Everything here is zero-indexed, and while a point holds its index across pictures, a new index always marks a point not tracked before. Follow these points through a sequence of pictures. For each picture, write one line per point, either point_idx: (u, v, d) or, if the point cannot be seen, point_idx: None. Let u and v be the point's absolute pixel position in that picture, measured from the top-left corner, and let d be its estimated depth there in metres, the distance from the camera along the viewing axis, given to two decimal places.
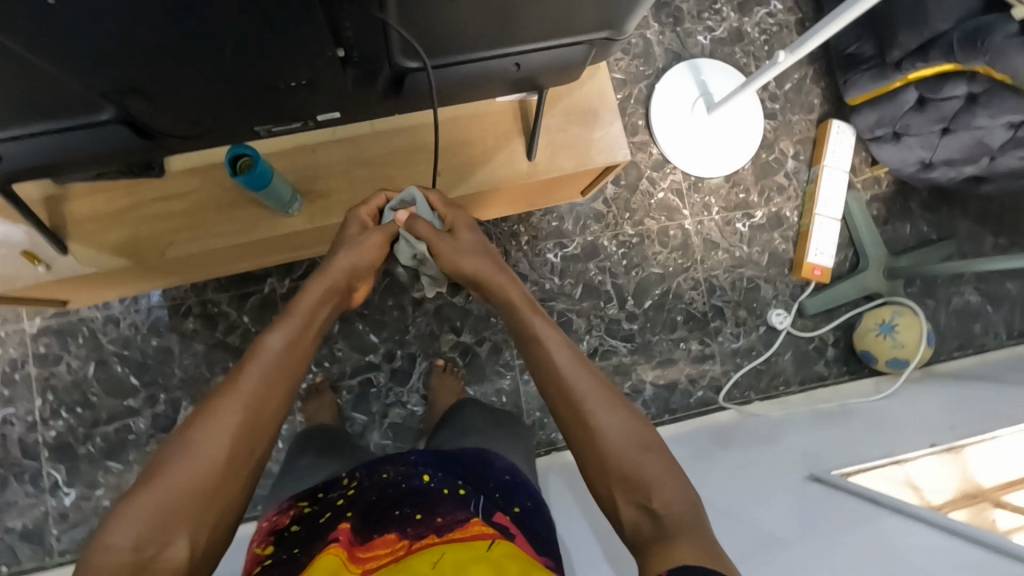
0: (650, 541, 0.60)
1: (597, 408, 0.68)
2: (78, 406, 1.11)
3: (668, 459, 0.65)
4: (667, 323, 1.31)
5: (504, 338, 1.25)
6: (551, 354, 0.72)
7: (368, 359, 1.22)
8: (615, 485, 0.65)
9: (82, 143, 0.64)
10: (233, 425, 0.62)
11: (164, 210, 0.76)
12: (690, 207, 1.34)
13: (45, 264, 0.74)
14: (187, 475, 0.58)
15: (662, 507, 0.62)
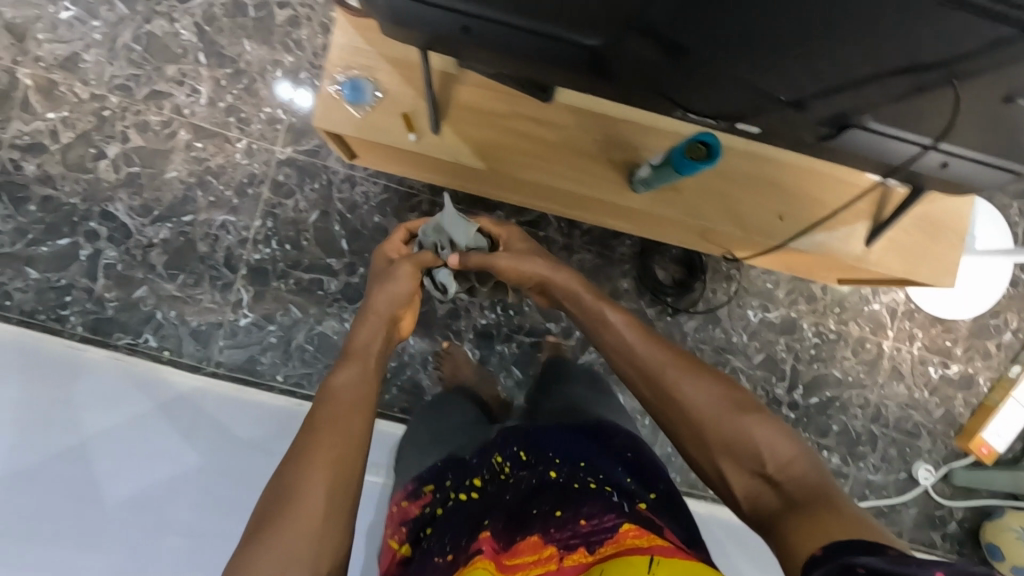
0: (786, 512, 0.58)
1: (686, 382, 0.68)
2: (287, 243, 1.14)
3: (763, 418, 0.65)
4: (821, 426, 1.29)
5: None
6: (631, 341, 0.73)
7: (547, 325, 1.21)
8: (722, 460, 0.65)
9: (533, 49, 0.62)
10: (327, 460, 0.60)
11: (530, 131, 0.75)
12: (896, 330, 1.30)
13: (415, 134, 0.73)
14: (293, 519, 0.57)
15: (778, 470, 0.62)
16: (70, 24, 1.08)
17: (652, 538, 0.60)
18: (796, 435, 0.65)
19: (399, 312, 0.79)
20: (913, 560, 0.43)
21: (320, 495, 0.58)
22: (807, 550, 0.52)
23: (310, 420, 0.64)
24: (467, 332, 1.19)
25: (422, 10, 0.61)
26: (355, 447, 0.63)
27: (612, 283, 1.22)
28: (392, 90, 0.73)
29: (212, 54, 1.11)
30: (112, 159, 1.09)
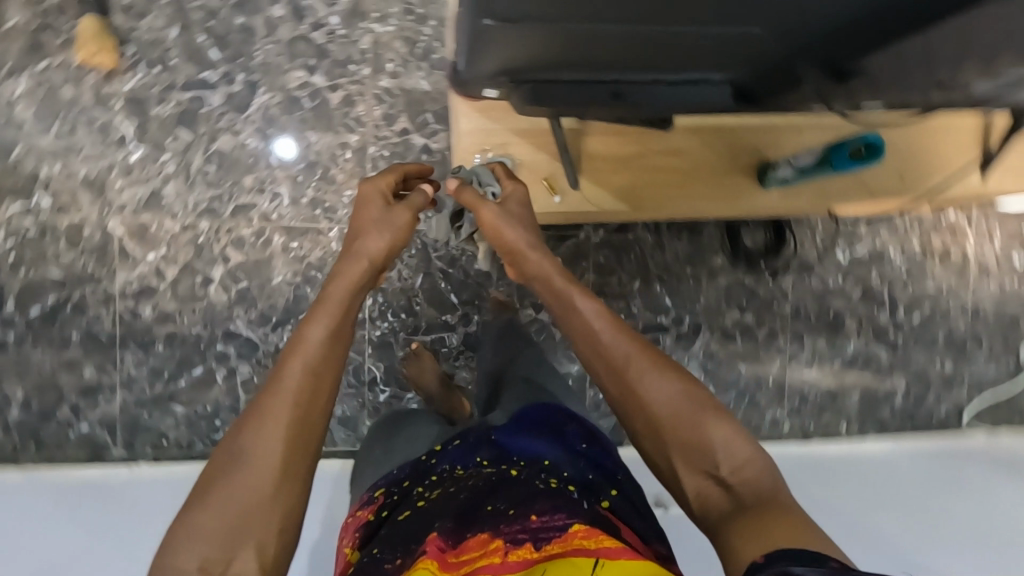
0: (732, 516, 0.58)
1: (650, 380, 0.65)
2: (402, 312, 1.17)
3: (726, 419, 0.63)
4: (928, 339, 1.35)
5: (779, 324, 1.30)
6: (593, 317, 0.68)
7: (658, 320, 1.26)
8: (677, 459, 0.63)
9: (667, 91, 0.65)
10: (286, 426, 0.61)
11: (661, 164, 0.79)
12: (975, 232, 1.35)
13: (558, 194, 0.78)
14: (247, 478, 0.58)
15: (730, 473, 0.61)
16: (143, 164, 1.10)
17: (602, 537, 0.59)
18: (756, 443, 0.63)
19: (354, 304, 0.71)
20: None
21: (278, 457, 0.60)
22: (749, 559, 0.52)
23: (272, 375, 0.64)
24: None
25: (555, 84, 0.63)
26: (316, 405, 0.63)
27: (707, 264, 1.26)
28: (526, 160, 0.78)
29: (282, 155, 1.12)
30: (219, 281, 1.12)
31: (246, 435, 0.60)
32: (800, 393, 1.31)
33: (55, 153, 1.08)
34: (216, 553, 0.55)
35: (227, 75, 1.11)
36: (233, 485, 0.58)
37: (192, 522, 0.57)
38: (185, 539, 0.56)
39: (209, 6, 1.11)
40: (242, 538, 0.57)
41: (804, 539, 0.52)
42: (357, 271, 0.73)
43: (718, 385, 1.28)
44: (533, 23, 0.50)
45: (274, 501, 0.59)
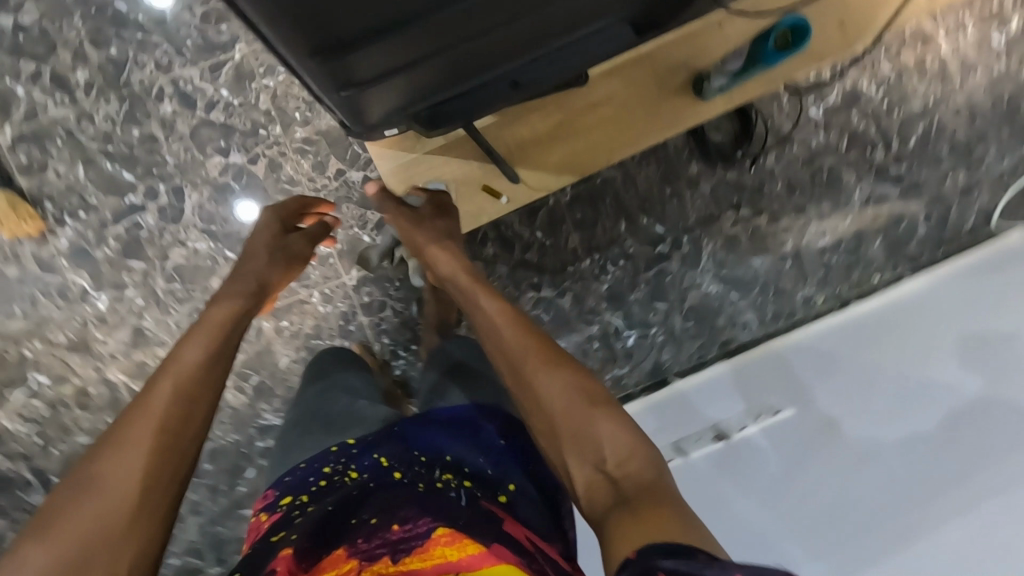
0: (613, 509, 0.55)
1: (549, 373, 0.65)
2: (412, 344, 1.16)
3: (612, 413, 0.62)
4: (933, 158, 1.28)
5: (778, 205, 1.24)
6: (498, 314, 0.70)
7: (658, 250, 1.22)
8: (567, 450, 0.62)
9: (557, 64, 0.65)
10: (148, 444, 0.62)
11: (592, 121, 0.75)
12: (944, 29, 1.25)
13: (505, 197, 0.80)
14: (100, 495, 0.59)
15: (615, 465, 0.59)
16: (113, 308, 1.09)
17: (464, 543, 0.60)
18: (645, 435, 0.61)
19: (238, 322, 0.78)
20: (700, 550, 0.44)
21: (135, 475, 0.61)
22: (624, 555, 0.48)
23: (141, 396, 0.66)
24: (601, 303, 1.21)
25: (444, 88, 0.63)
26: (185, 427, 0.65)
27: (684, 176, 1.21)
28: (458, 174, 0.77)
29: (235, 244, 1.10)
30: (233, 385, 1.13)
31: (105, 455, 0.61)
32: (824, 263, 1.26)
33: (31, 331, 1.08)
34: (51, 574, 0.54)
35: (150, 190, 1.08)
36: (86, 503, 0.58)
37: (35, 549, 0.55)
38: (28, 557, 0.55)
39: (103, 131, 1.07)
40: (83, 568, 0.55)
41: (669, 533, 0.49)
42: (240, 298, 0.80)
43: (740, 288, 1.24)
44: (368, 32, 0.53)
45: (132, 526, 0.59)
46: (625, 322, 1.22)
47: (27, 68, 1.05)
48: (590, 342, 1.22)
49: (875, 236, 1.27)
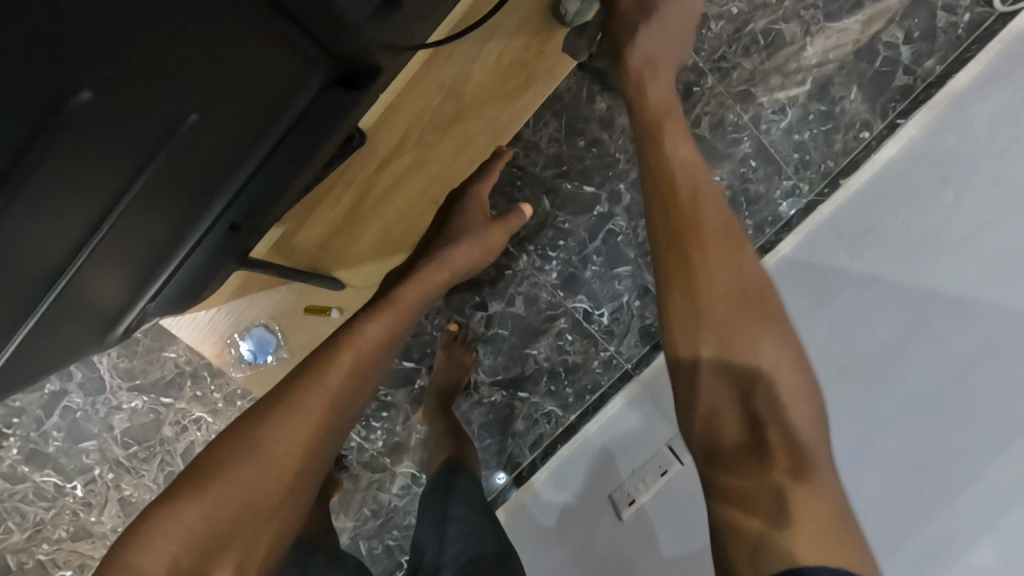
0: (743, 456, 0.59)
1: (737, 333, 0.60)
2: (383, 412, 1.09)
3: (789, 365, 0.60)
4: None
5: (717, 101, 1.02)
6: (710, 210, 0.64)
7: (597, 212, 1.04)
8: (709, 334, 0.61)
9: (157, 218, 0.47)
10: (307, 430, 0.59)
11: (392, 182, 0.74)
12: None
13: (336, 309, 0.81)
14: (255, 467, 0.56)
15: (771, 411, 0.58)
16: (90, 490, 1.07)
17: None
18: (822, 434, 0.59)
19: (424, 291, 0.67)
20: None
21: (291, 464, 0.58)
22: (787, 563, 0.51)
23: (321, 366, 0.60)
24: (557, 293, 1.06)
25: (95, 292, 0.48)
26: (342, 415, 0.62)
27: (592, 117, 1.00)
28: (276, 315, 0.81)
29: (168, 389, 1.05)
30: None
31: (267, 426, 0.58)
32: (795, 146, 1.04)
33: (31, 539, 1.08)
34: (186, 556, 0.53)
35: (64, 371, 1.03)
36: (239, 473, 0.56)
37: (176, 517, 0.54)
38: (163, 529, 0.54)
39: None
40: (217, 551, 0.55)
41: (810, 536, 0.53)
42: (419, 284, 0.67)
43: None
44: None
45: (272, 515, 0.58)
46: (592, 302, 1.07)
47: None
48: (562, 337, 1.09)
49: (848, 85, 1.02)
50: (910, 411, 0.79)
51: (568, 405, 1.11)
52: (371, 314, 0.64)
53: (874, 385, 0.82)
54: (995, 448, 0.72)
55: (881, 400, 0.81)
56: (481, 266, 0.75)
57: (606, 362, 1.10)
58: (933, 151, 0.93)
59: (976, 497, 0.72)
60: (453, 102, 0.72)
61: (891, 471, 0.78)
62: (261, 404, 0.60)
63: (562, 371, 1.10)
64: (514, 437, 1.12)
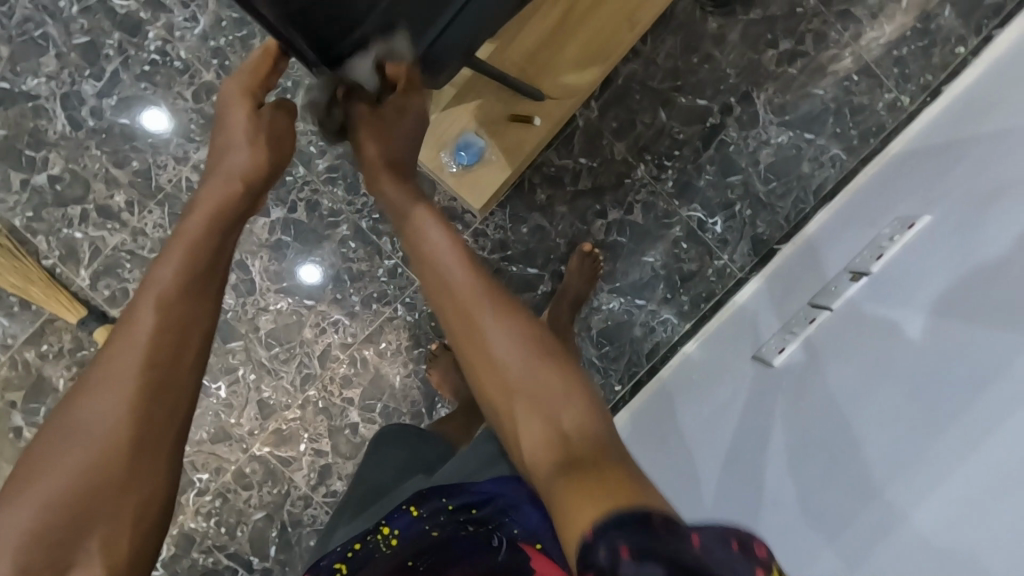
0: (573, 467, 0.43)
1: (568, 398, 0.48)
2: None
3: (556, 370, 0.49)
4: None
5: (820, 20, 1.10)
6: (543, 369, 0.49)
7: (709, 123, 1.12)
8: (520, 403, 0.48)
9: None
10: (132, 392, 0.44)
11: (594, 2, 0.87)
12: None
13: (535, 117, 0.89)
14: (70, 458, 0.42)
15: (575, 430, 0.46)
16: (232, 392, 1.13)
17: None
18: (597, 407, 0.48)
19: (206, 308, 0.49)
20: (671, 526, 0.35)
21: (121, 434, 0.43)
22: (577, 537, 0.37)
23: (121, 321, 0.47)
24: (673, 201, 1.13)
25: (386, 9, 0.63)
26: (177, 408, 0.46)
27: (704, 36, 1.10)
28: (473, 124, 0.89)
29: (312, 292, 1.13)
30: (363, 419, 1.16)
31: (65, 408, 0.44)
32: (895, 60, 1.11)
33: None
34: (34, 556, 0.40)
35: None
36: (61, 456, 0.42)
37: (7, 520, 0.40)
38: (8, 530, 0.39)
39: (159, 239, 1.11)
40: (85, 540, 0.41)
41: (578, 517, 0.38)
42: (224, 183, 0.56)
43: (814, 126, 1.12)
44: None
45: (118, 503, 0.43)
46: (706, 211, 1.14)
47: (74, 212, 1.10)
48: (678, 244, 1.14)
49: (942, 4, 1.10)
50: (866, 364, 0.77)
51: (684, 313, 1.15)
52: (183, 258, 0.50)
53: (852, 349, 0.81)
54: (963, 447, 0.61)
55: (855, 362, 0.79)
56: (272, 184, 0.61)
57: (721, 270, 1.14)
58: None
59: (936, 492, 0.61)
60: None
61: (852, 483, 0.70)
62: (71, 392, 0.45)
63: (679, 278, 1.15)
64: (632, 345, 1.15)
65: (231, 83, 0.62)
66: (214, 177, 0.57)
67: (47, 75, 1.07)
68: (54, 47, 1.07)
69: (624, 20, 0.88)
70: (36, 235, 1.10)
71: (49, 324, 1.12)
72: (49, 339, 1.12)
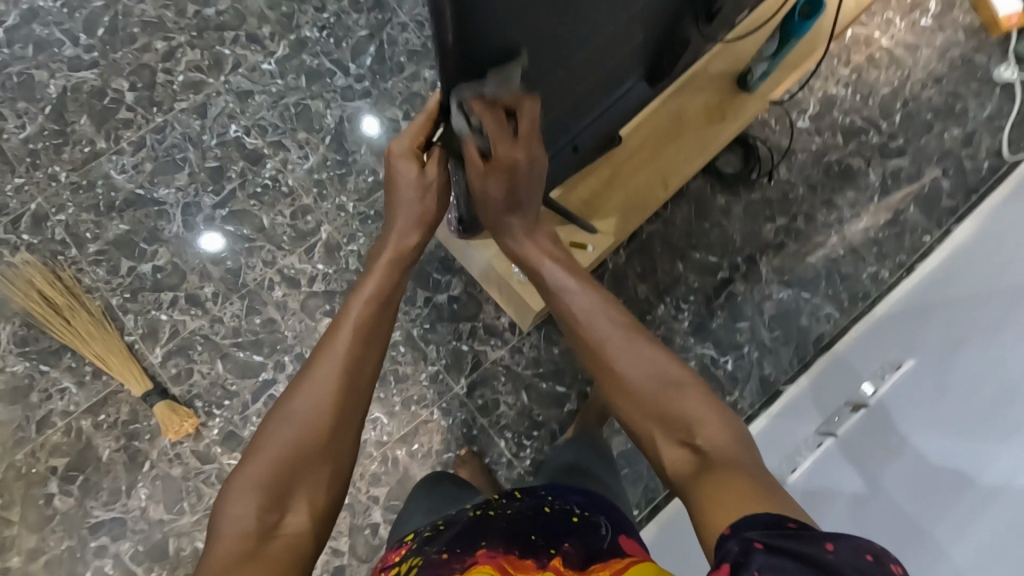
0: (699, 469, 0.60)
1: (703, 424, 0.63)
2: (533, 431, 1.23)
3: (696, 399, 0.65)
4: (923, 125, 1.39)
5: (809, 205, 1.36)
6: (685, 406, 0.65)
7: (719, 276, 1.31)
8: (668, 435, 0.65)
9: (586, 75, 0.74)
10: (330, 389, 0.67)
11: (640, 158, 1.01)
12: (879, 28, 1.41)
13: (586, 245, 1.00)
14: (293, 425, 0.64)
15: (705, 441, 0.62)
16: None
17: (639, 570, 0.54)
18: (731, 423, 0.63)
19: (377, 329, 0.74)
20: (804, 531, 0.44)
21: (325, 412, 0.66)
22: (718, 533, 0.50)
23: (325, 342, 0.71)
24: (688, 338, 1.28)
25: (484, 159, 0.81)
26: (360, 389, 0.69)
27: (715, 208, 1.34)
28: None
29: None
30: (384, 520, 1.18)
31: (290, 394, 0.67)
32: (872, 241, 1.34)
33: (200, 521, 1.18)
34: (265, 502, 0.59)
35: (278, 362, 1.24)
36: (278, 430, 0.64)
37: (248, 476, 0.61)
38: (243, 482, 0.60)
39: (232, 327, 1.25)
40: (302, 476, 0.62)
41: (731, 512, 0.51)
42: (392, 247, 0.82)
43: (809, 286, 1.31)
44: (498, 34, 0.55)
45: (322, 461, 0.64)
46: (718, 350, 1.28)
47: (165, 297, 1.26)
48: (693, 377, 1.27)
49: (906, 202, 1.36)
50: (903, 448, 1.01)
51: None
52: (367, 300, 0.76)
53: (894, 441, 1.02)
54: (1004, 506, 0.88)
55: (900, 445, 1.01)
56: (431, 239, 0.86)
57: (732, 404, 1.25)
58: (987, 230, 1.21)
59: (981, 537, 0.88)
60: (702, 113, 1.01)
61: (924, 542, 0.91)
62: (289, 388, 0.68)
63: None
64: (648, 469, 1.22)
65: (396, 143, 0.81)
66: (393, 236, 0.83)
67: (177, 187, 1.30)
68: (188, 166, 1.31)
69: (663, 174, 1.01)
70: (127, 314, 1.25)
71: (111, 395, 1.21)
72: (108, 409, 1.20)
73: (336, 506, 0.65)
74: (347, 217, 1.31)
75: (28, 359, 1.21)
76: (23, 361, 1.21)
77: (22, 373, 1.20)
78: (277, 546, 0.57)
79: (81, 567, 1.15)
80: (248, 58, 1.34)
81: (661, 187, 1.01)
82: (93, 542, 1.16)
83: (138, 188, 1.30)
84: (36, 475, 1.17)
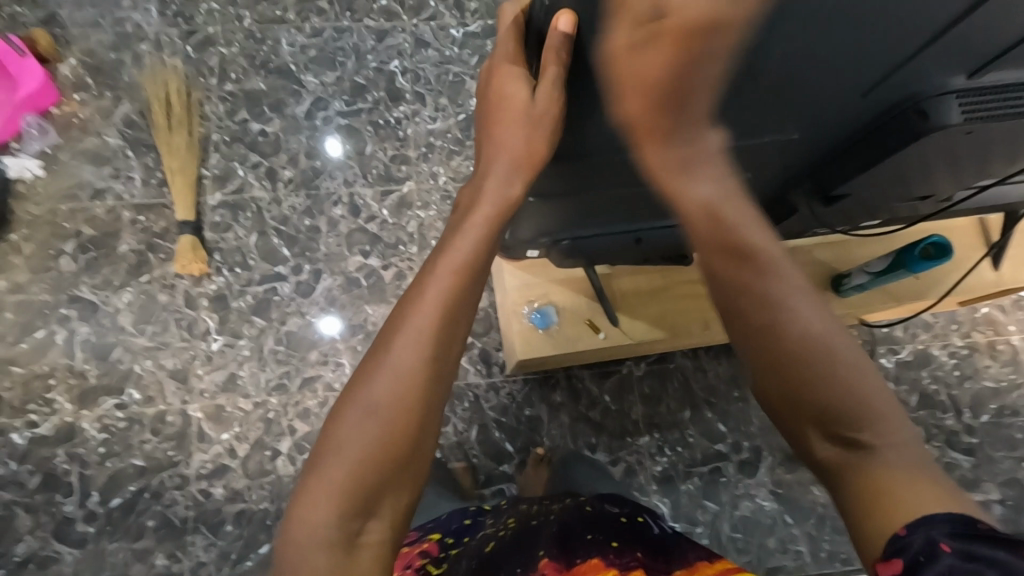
0: (850, 461, 0.53)
1: (871, 413, 0.55)
2: (459, 467, 1.19)
3: (855, 366, 0.57)
4: (1006, 440, 1.26)
5: None
6: (850, 377, 0.56)
7: (717, 447, 1.22)
8: (821, 430, 0.56)
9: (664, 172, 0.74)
10: (405, 375, 0.61)
11: (693, 290, 1.00)
12: (1016, 324, 1.30)
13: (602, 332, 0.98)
14: (361, 424, 0.59)
15: (871, 434, 0.54)
16: (222, 351, 1.24)
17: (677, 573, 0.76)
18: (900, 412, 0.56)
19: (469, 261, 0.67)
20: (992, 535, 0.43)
21: (394, 390, 0.60)
22: (889, 532, 0.47)
23: (395, 323, 0.63)
24: (650, 483, 1.20)
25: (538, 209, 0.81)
26: (442, 357, 0.63)
27: None
28: (560, 306, 0.99)
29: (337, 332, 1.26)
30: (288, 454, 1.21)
31: (368, 380, 0.61)
32: None
33: (150, 350, 1.23)
34: (335, 523, 0.56)
35: (297, 265, 1.29)
36: (345, 437, 0.59)
37: (312, 500, 0.57)
38: (309, 499, 0.57)
39: (283, 214, 1.31)
40: (381, 489, 0.58)
41: (905, 509, 0.48)
42: (496, 200, 0.70)
43: (796, 514, 1.20)
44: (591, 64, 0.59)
45: (398, 468, 0.59)
46: (672, 512, 1.19)
47: (252, 158, 1.34)
48: None
49: None
50: None
51: None
52: (436, 275, 0.66)
53: None
54: None
55: None
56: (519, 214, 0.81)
57: None
58: None
59: None
60: None
61: None
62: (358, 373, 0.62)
63: None
64: None
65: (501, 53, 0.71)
66: (495, 184, 0.71)
67: (322, 81, 1.40)
68: (341, 70, 1.41)
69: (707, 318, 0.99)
70: (215, 153, 1.34)
71: (159, 205, 1.30)
72: (150, 214, 1.29)
73: (412, 510, 0.62)
74: (433, 186, 1.35)
75: (123, 138, 1.33)
76: (118, 138, 1.33)
77: (111, 146, 1.32)
78: (362, 560, 0.56)
79: (40, 322, 1.23)
80: (444, 18, 1.44)
81: (699, 327, 0.99)
82: (62, 309, 1.24)
83: (293, 64, 1.40)
84: (62, 227, 1.27)
